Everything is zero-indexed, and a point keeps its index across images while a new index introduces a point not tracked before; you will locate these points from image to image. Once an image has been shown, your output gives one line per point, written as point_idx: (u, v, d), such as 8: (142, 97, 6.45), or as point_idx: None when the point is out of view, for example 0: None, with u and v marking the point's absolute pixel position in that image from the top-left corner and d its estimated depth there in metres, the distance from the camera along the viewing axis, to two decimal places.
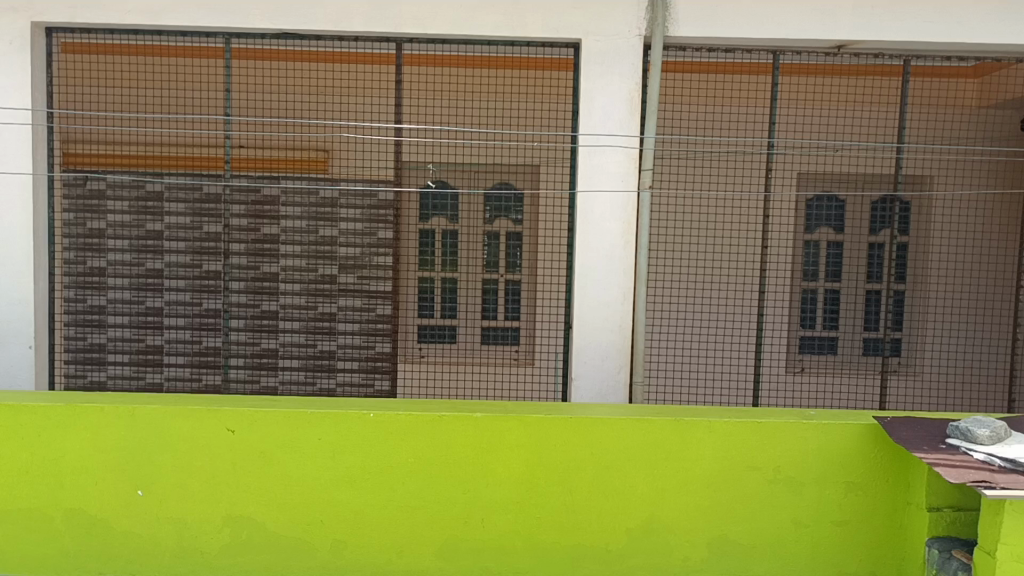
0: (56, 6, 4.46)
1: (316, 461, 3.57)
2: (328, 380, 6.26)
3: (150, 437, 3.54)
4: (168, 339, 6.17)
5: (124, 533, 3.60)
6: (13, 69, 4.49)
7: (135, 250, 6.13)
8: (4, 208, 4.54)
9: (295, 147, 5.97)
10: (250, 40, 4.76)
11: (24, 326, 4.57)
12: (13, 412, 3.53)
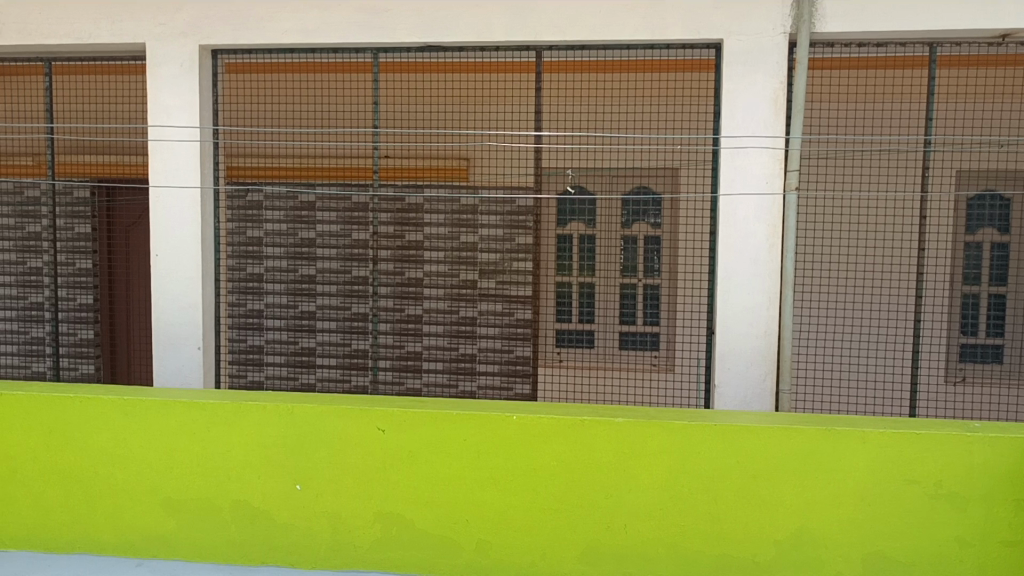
0: (220, 29, 4.76)
1: (462, 462, 3.66)
2: (469, 382, 6.42)
3: (307, 435, 3.74)
4: (320, 342, 6.50)
5: (283, 525, 3.80)
6: (183, 90, 4.84)
7: (290, 257, 6.50)
8: (177, 220, 4.90)
9: (437, 156, 6.14)
10: (396, 55, 4.94)
11: (194, 329, 4.92)
12: (186, 409, 3.81)
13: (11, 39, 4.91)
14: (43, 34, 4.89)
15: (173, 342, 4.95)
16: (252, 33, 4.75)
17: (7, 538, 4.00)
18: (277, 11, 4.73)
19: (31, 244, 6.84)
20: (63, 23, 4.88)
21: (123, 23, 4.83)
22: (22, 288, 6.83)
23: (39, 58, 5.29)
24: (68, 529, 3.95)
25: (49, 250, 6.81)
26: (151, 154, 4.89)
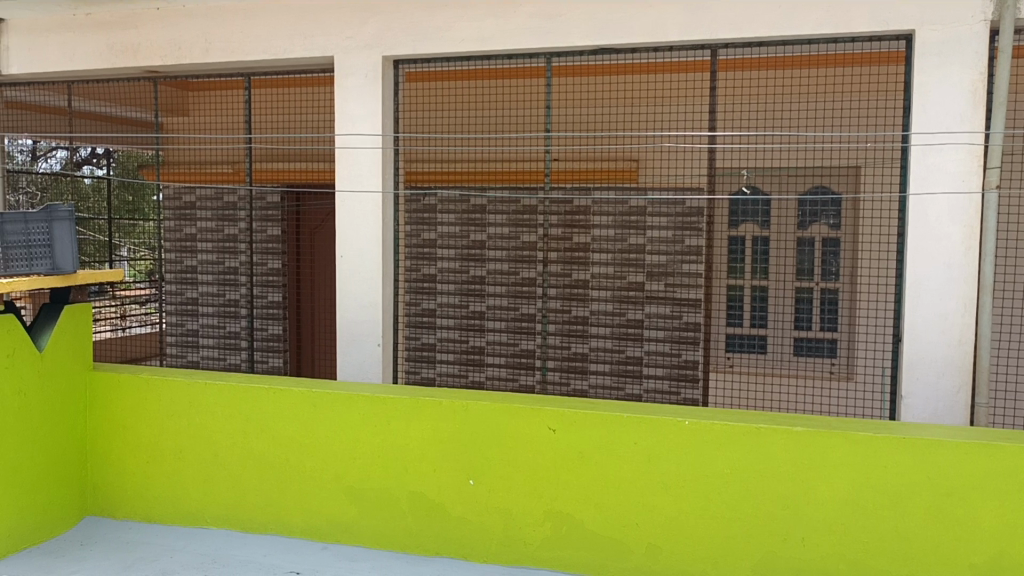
0: (401, 40, 4.97)
1: (633, 466, 3.65)
2: (636, 386, 6.36)
3: (481, 432, 3.84)
4: (489, 341, 6.67)
5: (457, 518, 3.91)
6: (367, 100, 5.08)
7: (462, 258, 6.69)
8: (360, 223, 5.15)
9: (606, 159, 6.13)
10: (569, 58, 4.98)
11: (374, 327, 5.16)
12: (369, 402, 4.01)
13: (217, 57, 5.34)
14: (245, 51, 5.28)
15: (355, 339, 5.21)
16: (431, 43, 4.92)
17: (208, 517, 4.35)
18: (456, 20, 4.88)
19: (229, 245, 7.48)
20: (261, 40, 5.24)
21: (314, 38, 5.13)
22: (221, 286, 7.48)
23: (239, 73, 5.70)
24: (261, 511, 4.24)
25: (245, 250, 7.42)
26: (337, 161, 5.18)
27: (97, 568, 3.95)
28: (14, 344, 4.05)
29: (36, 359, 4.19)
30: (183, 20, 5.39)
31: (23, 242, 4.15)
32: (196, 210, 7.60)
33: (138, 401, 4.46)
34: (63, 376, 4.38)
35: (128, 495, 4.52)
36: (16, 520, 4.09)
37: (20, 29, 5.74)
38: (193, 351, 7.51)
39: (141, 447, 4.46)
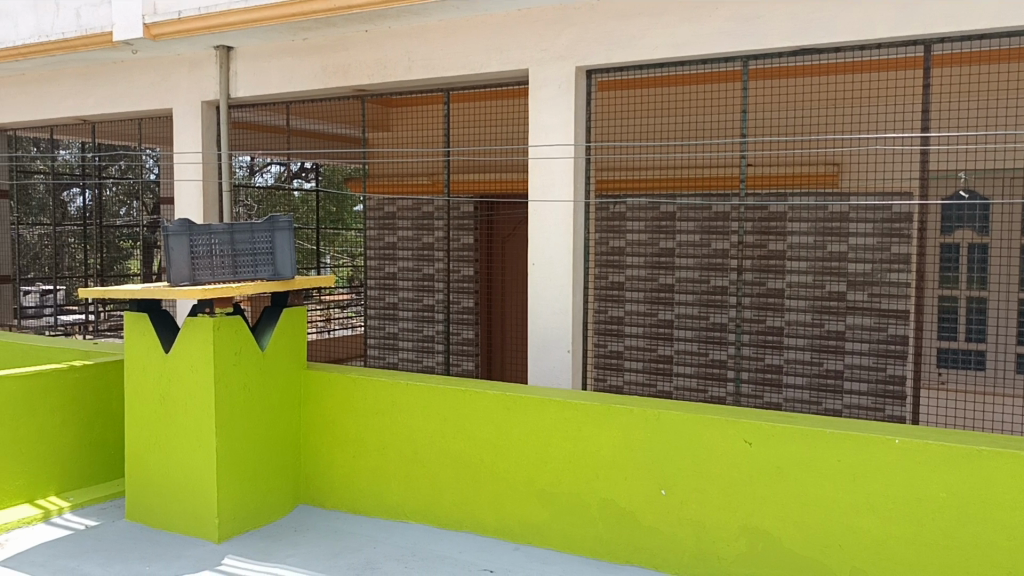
0: (596, 50, 5.01)
1: (835, 483, 3.48)
2: (835, 401, 6.00)
3: (674, 441, 3.80)
4: (677, 350, 6.54)
5: (649, 528, 3.88)
6: (561, 110, 5.16)
7: (650, 266, 6.65)
8: (552, 231, 5.24)
9: (806, 164, 5.90)
10: (768, 60, 4.82)
11: (564, 334, 5.23)
12: (560, 407, 4.07)
13: (419, 74, 5.60)
14: (445, 68, 5.51)
15: (547, 345, 5.30)
16: (624, 51, 4.94)
17: (408, 511, 4.56)
18: (649, 28, 4.86)
19: (426, 253, 7.89)
20: (460, 56, 5.46)
21: (511, 53, 5.28)
22: (418, 292, 7.84)
23: (438, 88, 5.96)
24: (457, 508, 4.40)
25: (441, 258, 7.76)
26: (530, 170, 5.30)
27: (310, 553, 4.24)
28: (240, 343, 4.46)
29: (259, 358, 4.59)
30: (388, 40, 5.70)
31: (250, 250, 4.54)
32: (396, 220, 8.05)
33: (346, 400, 4.75)
34: (283, 373, 4.76)
35: (336, 487, 4.82)
36: (240, 504, 4.49)
37: (246, 56, 6.29)
38: (392, 353, 7.87)
39: (349, 444, 4.75)
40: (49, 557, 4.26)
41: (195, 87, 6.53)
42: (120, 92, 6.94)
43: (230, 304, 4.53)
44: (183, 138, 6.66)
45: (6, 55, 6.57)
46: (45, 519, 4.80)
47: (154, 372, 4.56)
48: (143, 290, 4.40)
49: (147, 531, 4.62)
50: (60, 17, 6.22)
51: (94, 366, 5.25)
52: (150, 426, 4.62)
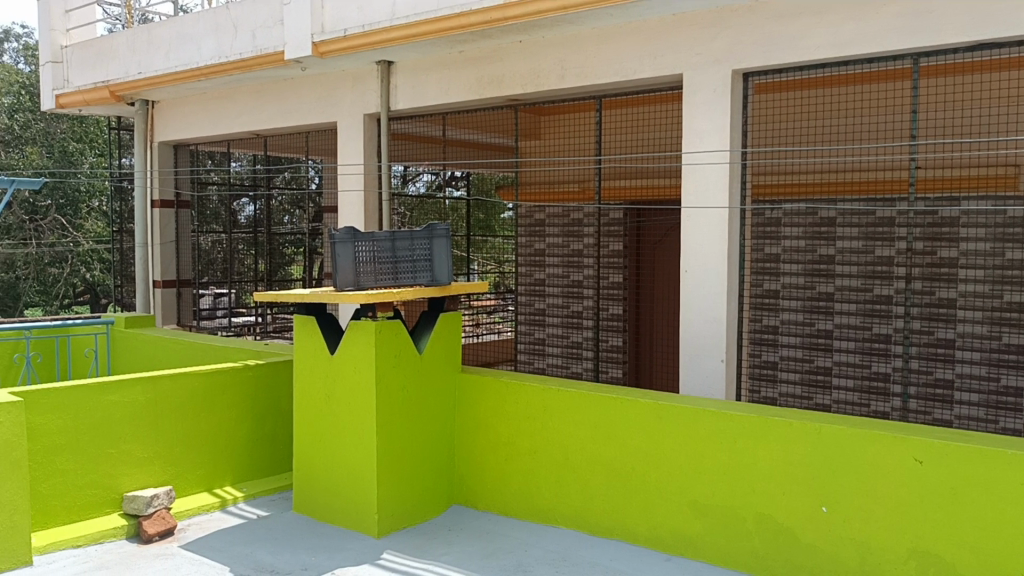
0: (754, 52, 4.89)
1: (1016, 509, 3.24)
2: (1014, 420, 5.56)
3: (836, 456, 3.65)
4: (837, 361, 6.32)
5: (808, 545, 3.74)
6: (717, 114, 5.07)
7: (808, 274, 6.47)
8: (706, 238, 5.15)
9: (980, 165, 5.61)
10: (942, 57, 4.57)
11: (717, 342, 5.13)
12: (716, 417, 3.99)
13: (572, 81, 5.65)
14: (598, 75, 5.54)
15: (699, 353, 5.21)
16: (783, 52, 4.80)
17: (559, 516, 4.59)
18: (811, 28, 4.71)
19: (575, 259, 7.92)
20: (613, 63, 5.47)
21: (666, 58, 5.24)
22: (566, 298, 7.91)
23: (590, 96, 5.98)
24: (607, 516, 4.39)
25: (590, 264, 7.81)
26: (683, 176, 5.24)
27: (464, 552, 4.35)
28: (399, 345, 4.64)
29: (417, 360, 4.76)
30: (541, 50, 5.79)
31: (410, 257, 4.72)
32: (545, 226, 8.15)
33: (498, 403, 4.85)
34: (439, 376, 4.92)
35: (487, 488, 4.92)
36: (397, 502, 4.66)
37: (405, 70, 6.54)
38: (539, 358, 7.86)
39: (500, 446, 4.84)
40: (225, 543, 4.57)
41: (358, 101, 6.85)
42: (289, 108, 7.37)
43: (391, 307, 4.75)
44: (346, 150, 6.99)
45: (190, 75, 7.12)
46: (221, 508, 5.15)
47: (321, 372, 4.81)
48: (312, 294, 4.64)
49: (312, 523, 4.87)
50: (237, 38, 6.68)
51: (265, 366, 5.60)
52: (316, 423, 4.87)
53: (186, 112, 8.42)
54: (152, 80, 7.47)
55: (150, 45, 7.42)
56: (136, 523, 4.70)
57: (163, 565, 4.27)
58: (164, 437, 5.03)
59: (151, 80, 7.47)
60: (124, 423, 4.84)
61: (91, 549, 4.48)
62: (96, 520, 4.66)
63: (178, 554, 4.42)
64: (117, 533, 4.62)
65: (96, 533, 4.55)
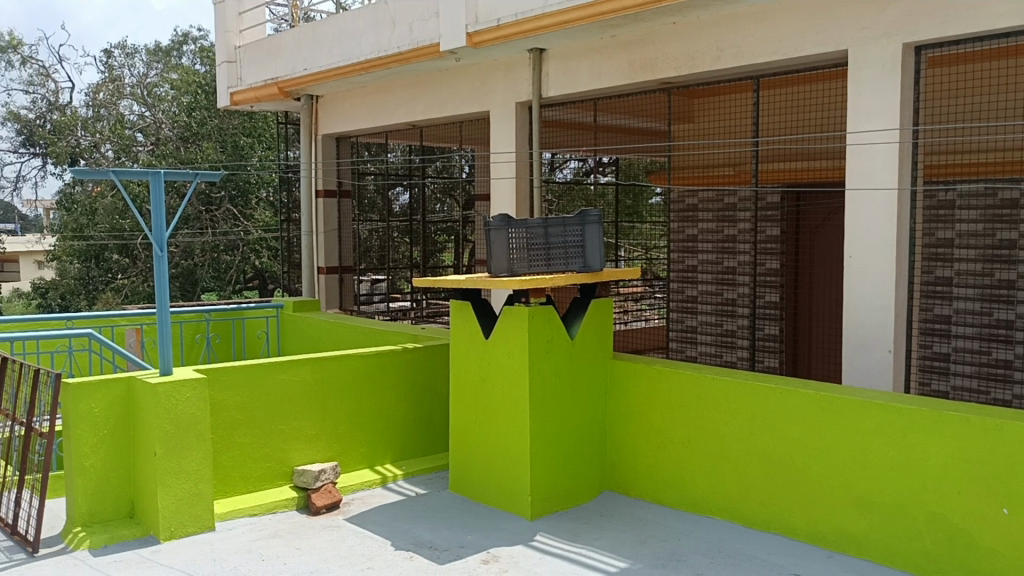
0: (927, 23, 4.58)
1: None
2: None
3: (1019, 454, 3.40)
4: (1017, 354, 5.84)
5: (986, 549, 3.50)
6: (885, 91, 4.80)
7: (986, 260, 6.06)
8: (872, 223, 4.90)
9: None
10: None
11: (885, 331, 4.88)
12: (883, 410, 3.81)
13: (728, 62, 5.50)
14: (756, 54, 5.36)
15: (865, 343, 4.98)
16: (960, 21, 4.46)
17: (713, 507, 4.52)
18: None
19: (728, 246, 7.68)
20: (772, 42, 5.28)
21: (829, 34, 5.01)
22: (719, 285, 7.72)
23: (747, 76, 5.79)
24: (765, 508, 4.28)
25: (745, 251, 7.54)
26: (848, 157, 5.00)
27: (617, 538, 4.36)
28: (551, 331, 4.68)
29: (569, 346, 4.79)
30: (696, 31, 5.66)
31: (563, 243, 4.74)
32: (697, 212, 8.00)
33: (651, 391, 4.81)
34: (591, 362, 4.94)
35: (640, 476, 4.90)
36: (550, 486, 4.72)
37: (557, 56, 6.55)
38: (690, 346, 7.90)
39: (653, 434, 4.81)
40: (386, 518, 4.78)
41: (511, 90, 6.94)
42: (444, 98, 7.56)
43: (544, 294, 4.82)
44: (499, 138, 7.10)
45: (352, 70, 7.42)
46: (382, 484, 5.38)
47: (475, 357, 4.93)
48: (467, 279, 4.74)
49: (468, 503, 5.01)
50: (395, 33, 6.90)
51: (423, 349, 5.79)
52: (470, 406, 5.00)
53: (348, 106, 8.79)
54: (316, 76, 7.85)
55: (315, 42, 7.79)
56: (305, 495, 4.99)
57: (330, 536, 4.51)
58: (329, 416, 5.30)
59: (315, 76, 7.84)
60: (294, 401, 5.13)
61: (266, 517, 4.79)
62: (270, 491, 4.99)
63: (344, 527, 4.66)
64: (288, 504, 4.93)
65: (270, 503, 4.86)
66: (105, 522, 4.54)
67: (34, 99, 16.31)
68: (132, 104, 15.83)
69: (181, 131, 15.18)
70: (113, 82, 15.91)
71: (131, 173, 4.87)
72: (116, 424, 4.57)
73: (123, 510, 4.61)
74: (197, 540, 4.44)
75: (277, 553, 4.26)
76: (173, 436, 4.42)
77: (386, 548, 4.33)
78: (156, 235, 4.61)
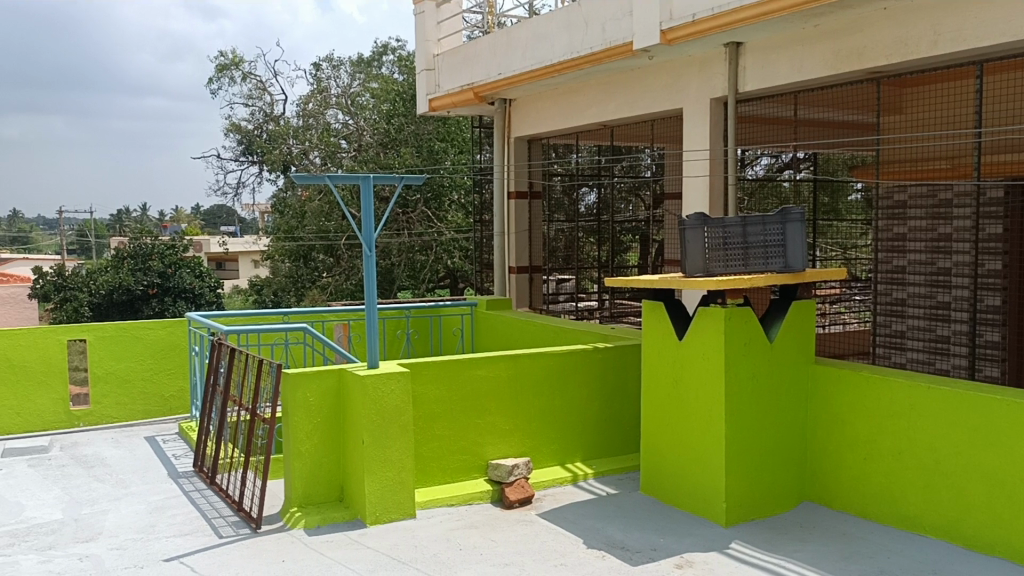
0: None
1: None
2: None
3: None
4: None
5: None
6: None
7: None
8: None
9: None
10: None
11: None
12: None
13: (946, 47, 5.11)
14: (979, 37, 4.94)
15: None
16: None
17: (925, 524, 4.22)
18: None
19: (943, 245, 7.19)
20: (998, 23, 4.85)
21: None
22: (932, 288, 7.27)
23: (969, 62, 5.36)
24: (987, 530, 3.94)
25: (960, 250, 7.03)
26: None
27: (818, 551, 4.17)
28: (748, 333, 4.53)
29: (768, 349, 4.63)
30: (911, 16, 5.30)
31: (762, 242, 4.58)
32: (907, 208, 7.55)
33: (858, 398, 4.56)
34: (791, 367, 4.75)
35: (844, 487, 4.66)
36: (747, 493, 4.58)
37: (755, 50, 6.34)
38: (898, 353, 7.50)
39: (859, 444, 4.56)
40: (578, 516, 4.82)
41: (705, 86, 6.79)
42: (637, 97, 7.52)
43: (741, 295, 4.66)
44: (692, 136, 6.97)
45: (544, 72, 7.53)
46: (573, 482, 5.43)
47: (669, 358, 4.86)
48: (661, 279, 4.69)
49: (659, 505, 4.96)
50: (589, 34, 6.94)
51: (615, 349, 5.79)
52: (663, 408, 4.94)
53: (540, 108, 8.93)
54: (510, 80, 8.02)
55: (509, 47, 7.96)
56: (499, 489, 5.12)
57: (524, 530, 4.61)
58: (523, 412, 5.41)
59: (509, 80, 8.03)
60: (490, 397, 5.27)
61: (463, 508, 4.97)
62: (467, 483, 5.17)
63: (537, 521, 4.74)
64: (483, 496, 5.08)
65: (466, 494, 5.04)
66: (318, 504, 4.87)
67: (252, 112, 17.72)
68: (338, 112, 16.78)
69: (381, 137, 16.01)
70: (320, 93, 16.94)
71: (345, 178, 5.24)
72: (328, 412, 4.89)
73: (333, 494, 4.93)
74: (400, 526, 4.67)
75: (474, 544, 4.40)
76: (379, 426, 4.67)
77: (579, 545, 4.37)
78: (365, 235, 4.91)
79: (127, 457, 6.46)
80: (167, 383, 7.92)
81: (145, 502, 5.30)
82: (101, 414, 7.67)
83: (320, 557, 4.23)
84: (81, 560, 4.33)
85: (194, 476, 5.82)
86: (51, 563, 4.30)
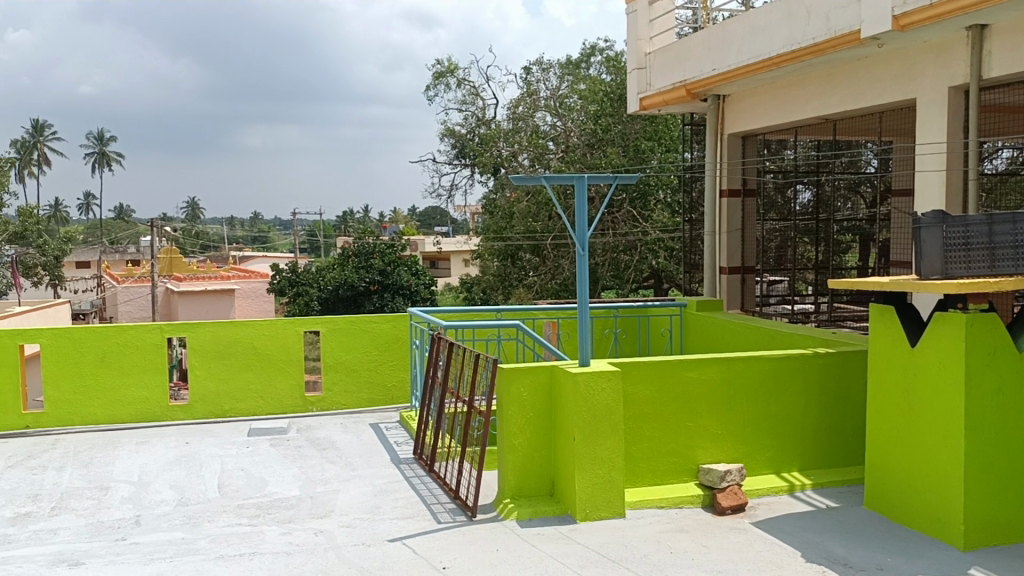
0: None
1: None
2: None
3: None
4: None
5: None
6: None
7: None
8: None
9: None
10: None
11: None
12: None
13: None
14: None
15: None
16: None
17: None
18: None
19: None
20: None
21: None
22: None
23: None
24: None
25: None
26: None
27: None
28: (994, 340, 4.15)
29: (1016, 359, 4.21)
30: None
31: (1011, 242, 4.18)
32: None
33: None
34: None
35: None
36: (990, 515, 4.19)
37: (1002, 32, 5.78)
38: None
39: None
40: (795, 527, 4.62)
41: (943, 74, 6.28)
42: (864, 88, 7.09)
43: (986, 301, 4.24)
44: (928, 128, 6.47)
45: (762, 67, 7.28)
46: (789, 492, 5.22)
47: (900, 365, 4.55)
48: (892, 281, 4.38)
49: (885, 523, 4.65)
50: (810, 24, 6.63)
51: (837, 355, 5.48)
52: (892, 418, 4.63)
53: (755, 103, 8.65)
54: (725, 75, 7.83)
55: (724, 41, 7.77)
56: (711, 494, 5.00)
57: (737, 538, 4.48)
58: (737, 416, 5.26)
59: (724, 76, 7.84)
60: (702, 399, 5.17)
61: (673, 511, 4.92)
62: (677, 486, 5.10)
63: (751, 530, 4.60)
64: (695, 500, 4.99)
65: (676, 498, 4.98)
66: (530, 497, 4.99)
67: (466, 116, 18.40)
68: (546, 114, 16.95)
69: (589, 138, 16.11)
70: (530, 96, 17.13)
71: (561, 179, 5.31)
72: (541, 408, 4.99)
73: (545, 488, 5.02)
74: (610, 524, 4.69)
75: (685, 548, 4.34)
76: (591, 424, 4.70)
77: (797, 558, 4.19)
78: (579, 235, 4.96)
79: (355, 442, 6.92)
80: (389, 374, 8.39)
81: (371, 485, 5.66)
82: (332, 400, 8.28)
83: (533, 549, 4.33)
84: (316, 535, 4.69)
85: (414, 462, 6.15)
86: (290, 536, 4.69)
